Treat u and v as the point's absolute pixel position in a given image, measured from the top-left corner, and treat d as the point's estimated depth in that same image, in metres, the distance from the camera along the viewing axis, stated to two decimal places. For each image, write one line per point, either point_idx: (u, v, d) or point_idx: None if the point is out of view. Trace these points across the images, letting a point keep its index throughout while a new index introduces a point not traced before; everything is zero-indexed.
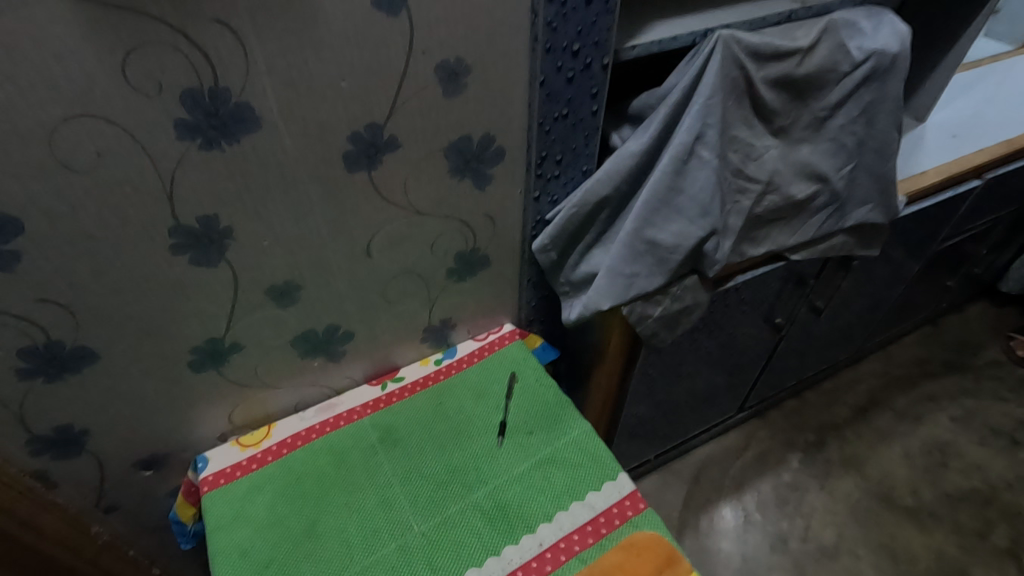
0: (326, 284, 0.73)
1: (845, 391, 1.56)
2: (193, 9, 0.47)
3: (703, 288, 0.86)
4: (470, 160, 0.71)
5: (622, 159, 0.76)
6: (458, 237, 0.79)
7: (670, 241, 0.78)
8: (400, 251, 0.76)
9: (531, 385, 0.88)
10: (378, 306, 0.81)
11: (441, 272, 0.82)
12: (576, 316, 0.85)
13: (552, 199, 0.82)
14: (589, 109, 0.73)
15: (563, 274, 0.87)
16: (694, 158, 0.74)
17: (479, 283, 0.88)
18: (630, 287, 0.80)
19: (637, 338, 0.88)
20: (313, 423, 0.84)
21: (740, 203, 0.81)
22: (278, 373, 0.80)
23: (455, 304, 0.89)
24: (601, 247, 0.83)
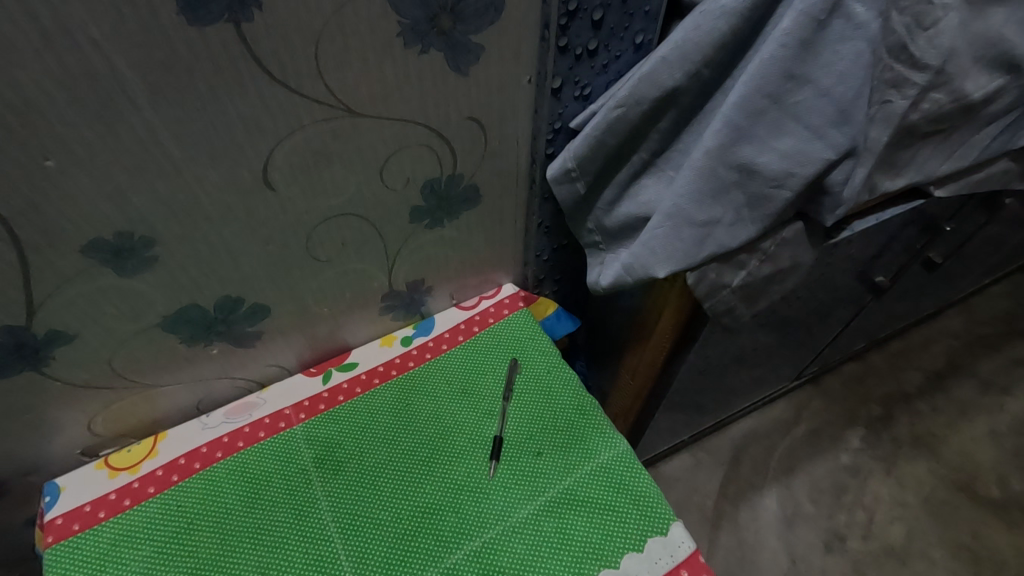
0: (199, 235, 0.43)
1: (917, 352, 1.29)
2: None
3: (809, 241, 0.55)
4: (438, 13, 0.39)
5: (708, 20, 0.43)
6: (424, 157, 0.48)
7: (775, 168, 0.47)
8: (325, 179, 0.45)
9: (540, 379, 0.61)
10: (300, 267, 0.51)
11: (399, 213, 0.52)
12: (613, 280, 0.56)
13: (582, 93, 0.50)
14: None
15: (593, 215, 0.57)
16: (838, 17, 0.42)
17: (464, 229, 0.58)
18: (704, 242, 0.50)
19: (701, 318, 0.59)
20: (220, 433, 0.57)
21: (890, 103, 0.49)
22: (156, 366, 0.52)
23: (427, 259, 0.59)
24: (656, 177, 0.52)
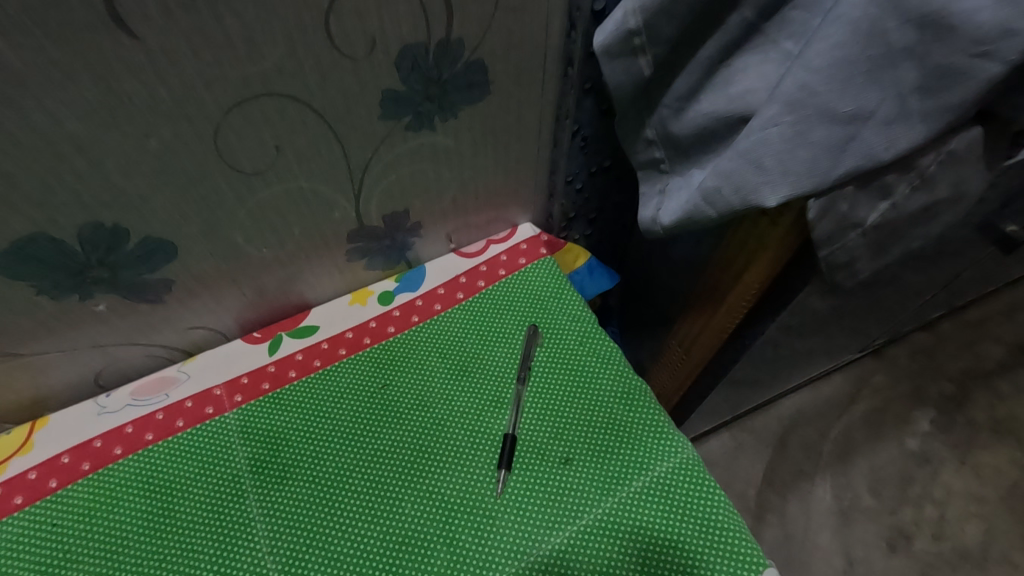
0: (15, 114, 0.26)
1: (998, 322, 1.10)
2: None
3: (989, 158, 0.36)
4: None
5: None
6: (399, 2, 0.30)
7: (986, 18, 0.27)
8: (230, 28, 0.27)
9: (568, 355, 0.44)
10: (215, 184, 0.34)
11: (364, 102, 0.34)
12: (688, 212, 0.38)
13: None
14: None
15: (659, 116, 0.39)
16: None
17: (466, 137, 0.40)
18: (845, 153, 0.31)
19: (799, 280, 0.42)
20: (122, 421, 0.41)
21: None
22: (12, 329, 0.36)
23: (412, 181, 0.41)
24: (765, 49, 0.33)
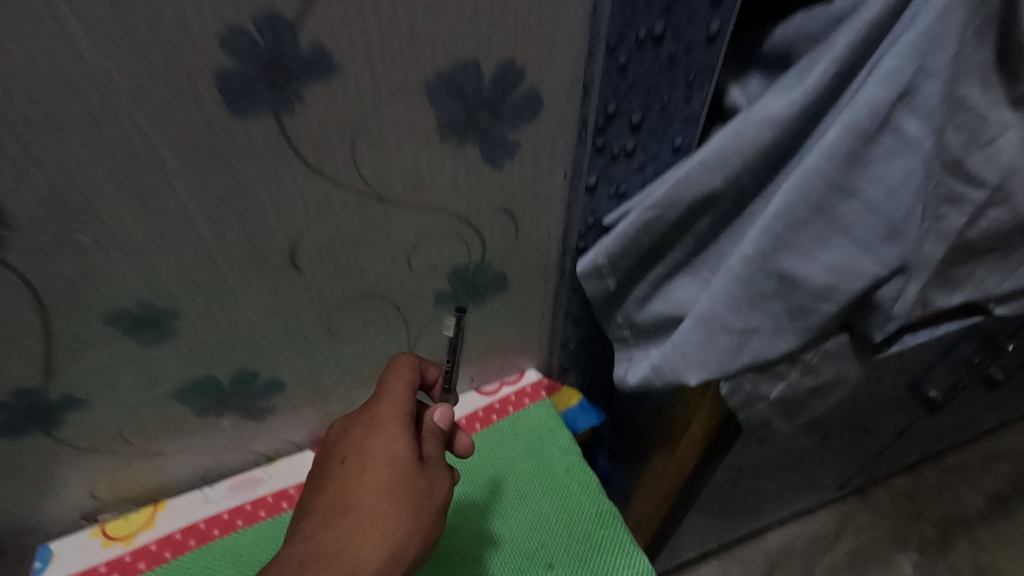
0: (221, 309, 0.43)
1: (976, 470, 1.17)
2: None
3: (855, 355, 0.52)
4: (479, 112, 0.39)
5: (746, 130, 0.42)
6: (453, 246, 0.48)
7: (820, 279, 0.44)
8: (351, 262, 0.45)
9: (556, 480, 0.58)
10: (319, 345, 0.50)
11: (423, 297, 0.51)
12: (640, 379, 0.53)
13: (619, 189, 0.48)
14: (704, 26, 0.39)
15: (621, 310, 0.54)
16: (889, 133, 0.40)
17: (488, 315, 0.57)
18: (741, 351, 0.47)
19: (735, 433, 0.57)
20: (220, 509, 0.56)
21: (946, 219, 0.46)
22: (162, 434, 0.51)
23: (448, 342, 0.58)
24: (692, 275, 0.49)
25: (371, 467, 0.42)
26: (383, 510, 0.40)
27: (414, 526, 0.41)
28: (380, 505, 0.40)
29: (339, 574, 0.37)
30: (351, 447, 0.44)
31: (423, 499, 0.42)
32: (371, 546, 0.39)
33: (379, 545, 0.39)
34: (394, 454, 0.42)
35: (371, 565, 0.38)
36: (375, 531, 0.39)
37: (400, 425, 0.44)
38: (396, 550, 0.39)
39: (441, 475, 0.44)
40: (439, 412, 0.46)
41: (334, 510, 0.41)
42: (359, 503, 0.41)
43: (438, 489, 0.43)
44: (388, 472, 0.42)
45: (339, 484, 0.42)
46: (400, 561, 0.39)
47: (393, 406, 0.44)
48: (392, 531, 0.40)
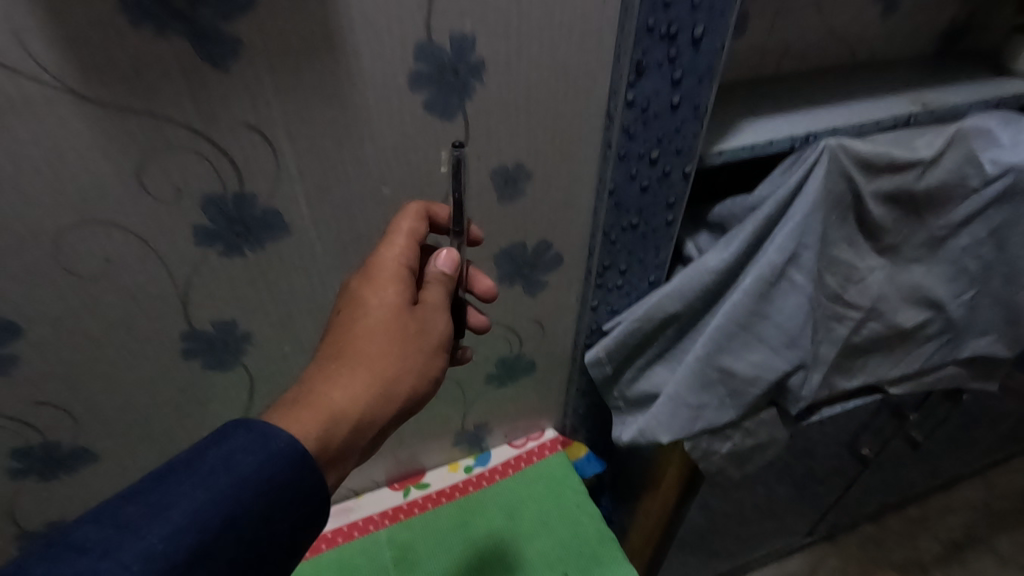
0: None
1: (933, 521, 1.34)
2: (210, 90, 0.39)
3: (781, 423, 0.73)
4: (523, 267, 0.63)
5: (696, 274, 0.65)
6: (500, 344, 0.71)
7: (747, 372, 0.66)
8: None
9: (569, 511, 0.78)
10: None
11: (477, 377, 0.74)
12: (628, 438, 0.74)
13: (612, 307, 0.70)
14: (664, 218, 0.61)
15: (616, 388, 0.75)
16: (785, 281, 0.63)
17: (520, 388, 0.79)
18: (697, 419, 0.69)
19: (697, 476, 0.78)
20: (326, 529, 0.77)
21: (835, 330, 0.69)
22: None
23: (490, 408, 0.80)
24: (664, 365, 0.72)
25: (372, 314, 0.45)
26: (390, 350, 0.44)
27: (408, 365, 0.45)
28: (380, 366, 0.44)
29: (364, 362, 0.44)
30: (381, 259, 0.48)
31: (423, 344, 0.46)
32: (366, 386, 0.43)
33: (375, 384, 0.43)
34: (397, 314, 0.45)
35: (367, 395, 0.43)
36: (370, 372, 0.43)
37: (404, 266, 0.47)
38: (391, 379, 0.44)
39: (443, 311, 0.47)
40: (443, 257, 0.47)
41: (333, 361, 0.44)
42: (361, 357, 0.44)
43: (435, 320, 0.47)
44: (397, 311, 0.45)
45: (363, 305, 0.46)
46: (391, 399, 0.44)
47: (400, 253, 0.47)
48: (387, 363, 0.44)
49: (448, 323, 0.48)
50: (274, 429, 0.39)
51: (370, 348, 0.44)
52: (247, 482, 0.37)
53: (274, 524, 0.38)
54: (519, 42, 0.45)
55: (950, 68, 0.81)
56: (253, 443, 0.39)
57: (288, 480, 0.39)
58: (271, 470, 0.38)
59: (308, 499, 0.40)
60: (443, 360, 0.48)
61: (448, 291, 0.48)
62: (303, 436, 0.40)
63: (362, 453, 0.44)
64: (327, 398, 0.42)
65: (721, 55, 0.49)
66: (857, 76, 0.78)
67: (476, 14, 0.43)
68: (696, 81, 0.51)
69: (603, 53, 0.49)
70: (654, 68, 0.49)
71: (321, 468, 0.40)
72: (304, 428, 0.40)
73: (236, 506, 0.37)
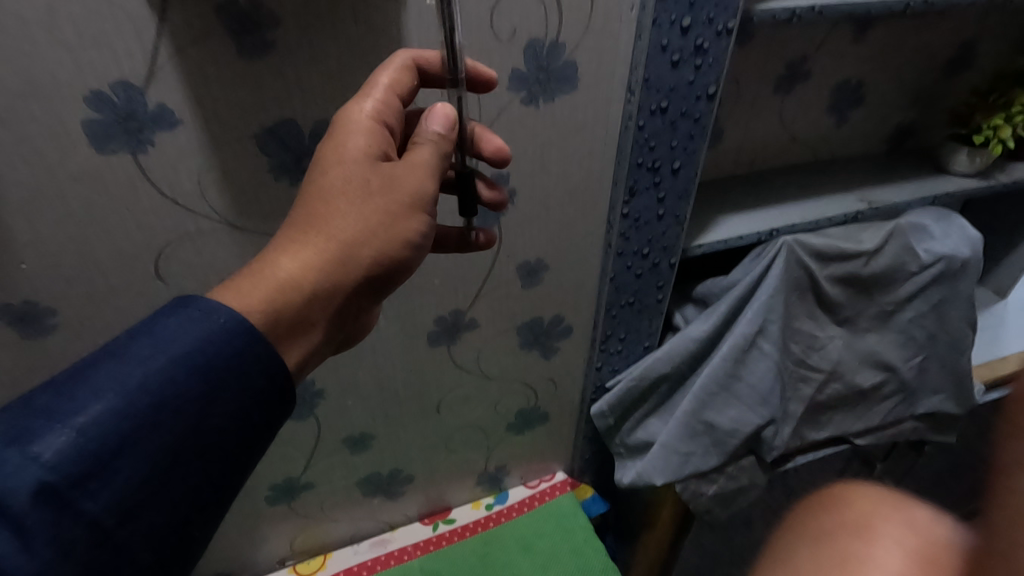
0: (395, 434, 0.79)
1: None
2: None
3: (759, 469, 0.85)
4: (541, 335, 0.77)
5: (683, 342, 0.78)
6: (521, 398, 0.84)
7: (727, 425, 0.79)
8: (465, 408, 0.81)
9: (577, 546, 0.89)
10: (438, 454, 0.85)
11: (499, 426, 0.87)
12: (628, 480, 0.86)
13: (614, 368, 0.83)
14: (655, 296, 0.75)
15: (617, 436, 0.88)
16: (755, 349, 0.77)
17: (535, 435, 0.92)
18: (687, 464, 0.81)
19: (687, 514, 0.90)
20: (366, 558, 0.90)
21: (800, 388, 0.83)
22: (341, 507, 0.85)
23: (510, 453, 0.92)
24: (658, 417, 0.84)
25: (334, 175, 0.41)
26: (357, 212, 0.41)
27: (371, 229, 0.41)
28: (343, 232, 0.41)
29: (327, 227, 0.41)
30: (353, 105, 0.44)
31: (390, 207, 0.42)
32: (323, 252, 0.40)
33: (335, 251, 0.40)
34: (367, 174, 0.42)
35: (320, 264, 0.40)
36: (328, 235, 0.41)
37: (383, 124, 0.44)
38: (353, 248, 0.41)
39: (431, 169, 0.43)
40: (437, 113, 0.44)
41: (296, 224, 0.41)
42: (321, 221, 0.41)
43: (417, 180, 0.43)
44: (366, 164, 0.42)
45: (325, 163, 0.42)
46: (348, 268, 0.41)
47: (386, 106, 0.44)
48: (355, 225, 0.41)
49: (436, 174, 0.44)
50: (218, 306, 0.37)
51: (335, 209, 0.41)
52: (180, 376, 0.35)
53: (208, 419, 0.36)
54: (542, 175, 0.61)
55: (897, 166, 0.97)
56: (197, 328, 0.36)
57: (244, 360, 0.37)
58: (210, 352, 0.36)
59: (265, 377, 0.38)
60: (427, 222, 0.44)
61: (449, 149, 0.44)
62: (245, 310, 0.38)
63: (332, 324, 0.42)
64: (278, 266, 0.40)
65: (694, 179, 0.64)
66: (818, 174, 0.94)
67: (511, 158, 0.59)
68: (676, 198, 0.65)
69: (603, 179, 0.64)
70: (644, 190, 0.64)
71: (276, 344, 0.39)
72: (247, 301, 0.38)
73: (165, 399, 0.34)
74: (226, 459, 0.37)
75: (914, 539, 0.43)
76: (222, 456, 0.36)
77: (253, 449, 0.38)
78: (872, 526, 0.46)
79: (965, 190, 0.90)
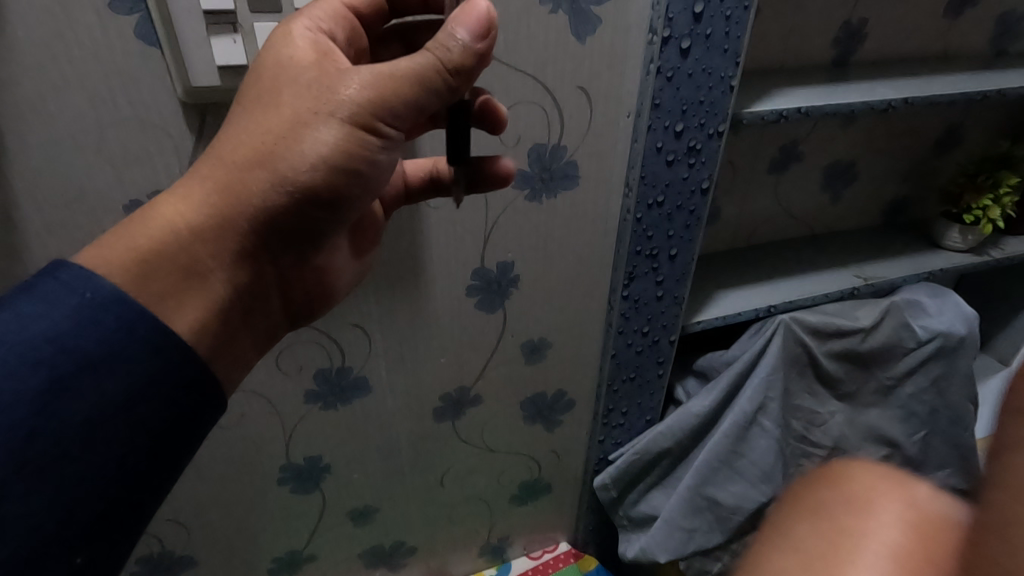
0: (398, 506, 0.79)
1: None
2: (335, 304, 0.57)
3: None
4: (544, 409, 0.78)
5: (684, 416, 0.79)
6: (524, 469, 0.84)
7: (730, 501, 0.79)
8: (469, 480, 0.81)
9: None
10: (441, 525, 0.85)
11: (503, 498, 0.87)
12: (632, 555, 0.85)
13: (616, 440, 0.84)
14: (656, 372, 0.77)
15: (620, 508, 0.88)
16: (756, 425, 0.78)
17: (539, 506, 0.91)
18: (691, 541, 0.81)
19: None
20: None
21: (802, 462, 0.84)
22: None
23: (513, 524, 0.92)
24: (660, 490, 0.85)
25: (247, 95, 0.36)
26: (261, 134, 0.35)
27: (275, 156, 0.35)
28: (242, 160, 0.35)
29: (229, 156, 0.35)
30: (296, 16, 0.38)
31: (304, 127, 0.34)
32: (214, 197, 0.35)
33: (227, 191, 0.35)
34: (285, 89, 0.35)
35: (215, 198, 0.35)
36: (227, 166, 0.35)
37: (326, 39, 0.37)
38: (245, 181, 0.35)
39: (373, 73, 0.34)
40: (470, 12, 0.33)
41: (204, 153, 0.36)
42: (226, 149, 0.35)
43: (345, 87, 0.34)
44: (286, 79, 0.35)
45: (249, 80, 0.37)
46: (248, 205, 0.35)
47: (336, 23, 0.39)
48: (255, 153, 0.35)
49: (391, 81, 0.34)
50: (78, 269, 0.33)
51: (239, 134, 0.35)
52: (34, 358, 0.30)
53: (78, 414, 0.31)
54: (544, 261, 0.64)
55: (891, 240, 1.00)
56: (69, 276, 0.32)
57: (117, 332, 0.32)
58: (70, 331, 0.31)
59: (146, 352, 0.33)
60: (360, 140, 0.35)
61: (462, 59, 0.34)
62: (106, 271, 0.33)
63: (237, 272, 0.37)
64: (161, 214, 0.35)
65: (691, 264, 0.67)
66: (814, 248, 0.96)
67: (515, 248, 0.62)
68: (674, 281, 0.68)
69: (604, 263, 0.67)
70: (643, 275, 0.66)
71: (148, 304, 0.34)
72: (109, 260, 0.33)
73: (10, 394, 0.29)
74: (111, 451, 0.32)
75: (911, 508, 0.35)
76: (105, 445, 0.32)
77: (163, 437, 0.34)
78: (871, 501, 0.37)
79: (958, 266, 0.92)
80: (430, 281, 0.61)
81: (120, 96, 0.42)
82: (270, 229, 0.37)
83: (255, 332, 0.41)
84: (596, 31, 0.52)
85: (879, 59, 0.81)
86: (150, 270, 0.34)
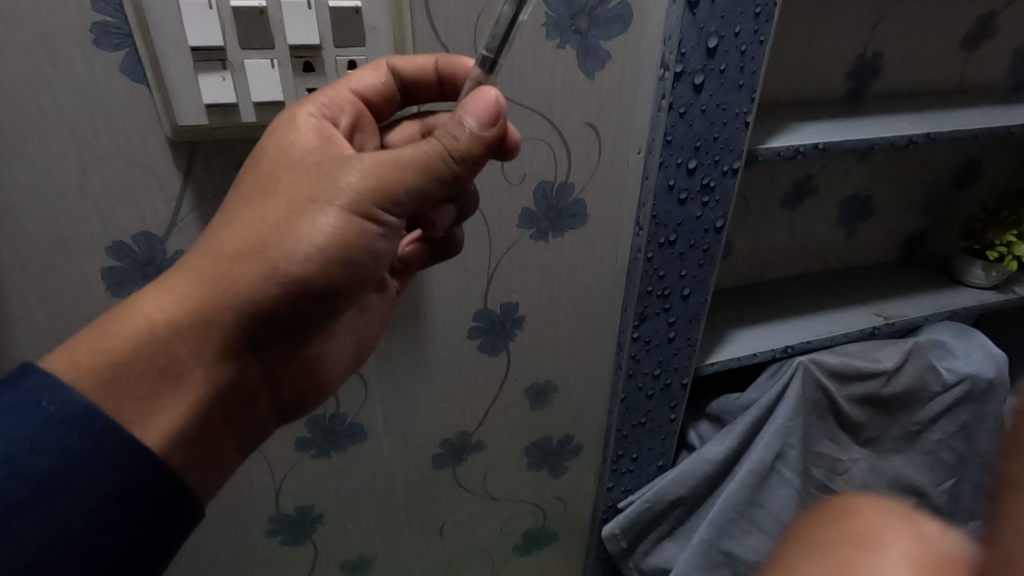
0: (395, 557, 0.75)
1: None
2: None
3: None
4: (549, 455, 0.74)
5: (698, 463, 0.74)
6: (529, 517, 0.80)
7: (748, 555, 0.74)
8: (470, 529, 0.77)
9: None
10: None
11: (506, 547, 0.82)
12: None
13: (626, 487, 0.80)
14: (668, 416, 0.73)
15: (630, 560, 0.82)
16: (775, 474, 0.74)
17: (544, 555, 0.87)
18: None
19: None
20: None
21: None
22: None
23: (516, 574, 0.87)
24: (673, 541, 0.80)
25: (245, 187, 0.34)
26: (254, 234, 0.33)
27: (265, 257, 0.33)
28: (231, 258, 0.33)
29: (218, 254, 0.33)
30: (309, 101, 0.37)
31: (301, 221, 0.33)
32: (196, 294, 0.33)
33: (211, 289, 0.33)
34: (285, 182, 0.34)
35: (201, 300, 0.33)
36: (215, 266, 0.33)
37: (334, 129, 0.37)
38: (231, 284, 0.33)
39: (373, 163, 0.33)
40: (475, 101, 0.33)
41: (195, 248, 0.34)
42: (217, 246, 0.33)
43: (343, 176, 0.33)
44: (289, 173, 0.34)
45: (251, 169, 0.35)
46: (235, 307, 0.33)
47: (336, 103, 0.38)
48: (243, 251, 0.33)
49: (393, 170, 0.33)
50: (44, 377, 0.31)
51: (232, 231, 0.33)
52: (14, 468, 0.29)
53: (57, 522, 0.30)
54: (551, 302, 0.61)
55: (910, 277, 0.96)
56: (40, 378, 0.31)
57: (83, 450, 0.31)
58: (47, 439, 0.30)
59: (114, 470, 0.31)
60: (360, 232, 0.33)
61: (470, 145, 0.33)
62: (75, 379, 0.31)
63: (217, 373, 0.35)
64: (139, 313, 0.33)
65: (705, 304, 0.64)
66: (830, 285, 0.93)
67: (520, 287, 0.59)
68: (687, 321, 0.65)
69: (614, 303, 0.64)
70: (654, 315, 0.63)
71: (118, 415, 0.32)
72: (80, 366, 0.31)
73: None
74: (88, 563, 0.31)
75: (920, 545, 0.37)
76: (74, 573, 0.30)
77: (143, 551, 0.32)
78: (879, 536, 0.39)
79: (982, 304, 0.89)
80: (430, 323, 0.58)
81: (104, 135, 0.40)
82: (257, 328, 0.35)
83: (239, 430, 0.38)
84: (606, 66, 0.50)
85: (895, 92, 0.79)
86: (126, 373, 0.32)
